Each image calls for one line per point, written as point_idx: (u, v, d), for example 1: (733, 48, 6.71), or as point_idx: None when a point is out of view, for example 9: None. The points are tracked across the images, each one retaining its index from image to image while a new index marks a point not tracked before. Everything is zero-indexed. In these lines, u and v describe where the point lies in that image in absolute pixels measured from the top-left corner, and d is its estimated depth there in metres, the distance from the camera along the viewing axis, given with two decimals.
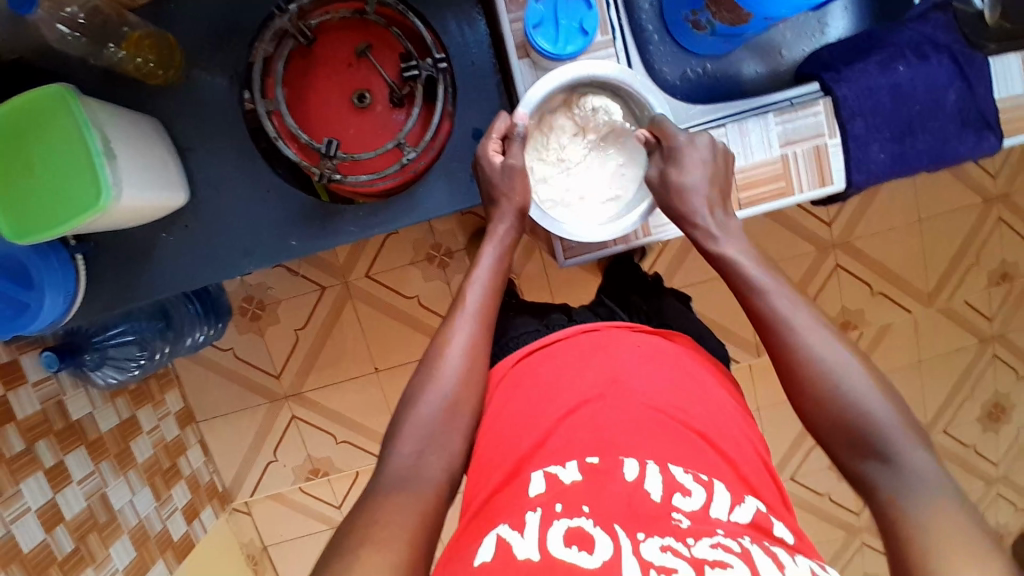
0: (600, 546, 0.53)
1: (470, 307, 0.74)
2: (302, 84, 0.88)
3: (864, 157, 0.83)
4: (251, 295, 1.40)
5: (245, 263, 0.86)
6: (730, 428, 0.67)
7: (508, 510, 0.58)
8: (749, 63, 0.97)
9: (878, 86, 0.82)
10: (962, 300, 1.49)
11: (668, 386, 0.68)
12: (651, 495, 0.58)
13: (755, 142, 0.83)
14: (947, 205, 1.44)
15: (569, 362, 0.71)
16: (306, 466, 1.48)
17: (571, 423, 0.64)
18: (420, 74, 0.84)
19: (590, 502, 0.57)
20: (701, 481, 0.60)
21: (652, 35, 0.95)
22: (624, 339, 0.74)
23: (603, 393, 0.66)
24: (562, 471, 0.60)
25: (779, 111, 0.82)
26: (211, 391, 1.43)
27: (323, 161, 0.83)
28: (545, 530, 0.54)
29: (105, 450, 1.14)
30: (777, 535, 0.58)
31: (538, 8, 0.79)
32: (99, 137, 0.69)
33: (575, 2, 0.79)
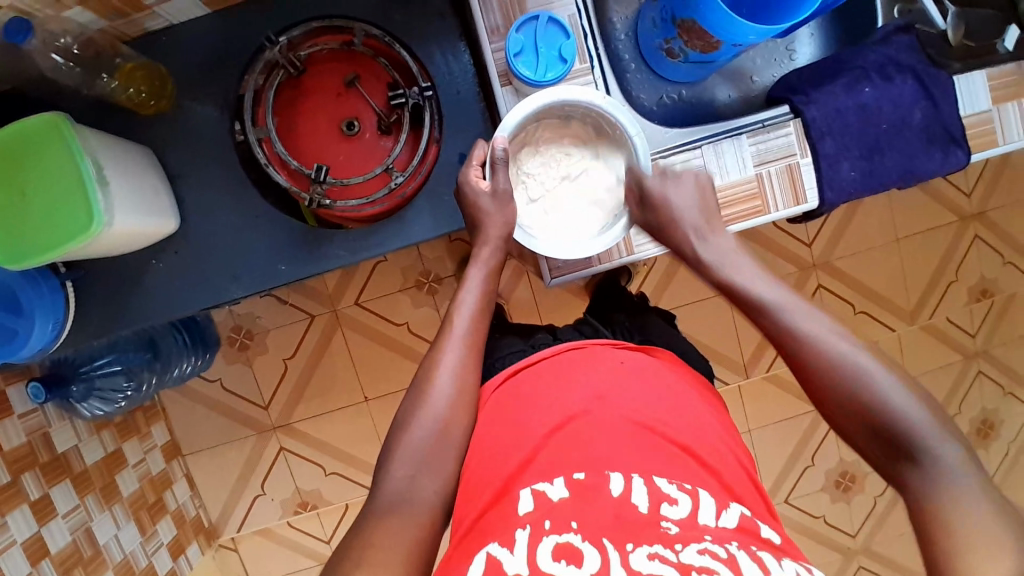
0: (588, 561, 0.54)
1: (458, 331, 0.75)
2: (292, 114, 0.89)
3: (835, 175, 0.85)
4: (239, 325, 1.40)
5: (235, 288, 0.86)
6: (713, 439, 0.68)
7: (496, 529, 0.59)
8: (722, 88, 1.00)
9: (846, 106, 0.85)
10: (944, 316, 1.52)
11: (650, 401, 0.68)
12: (638, 506, 0.58)
13: (731, 162, 0.85)
14: (924, 224, 1.48)
15: (555, 378, 0.72)
16: (295, 499, 1.46)
17: (551, 437, 0.65)
18: (407, 102, 0.87)
19: (577, 518, 0.57)
20: (685, 489, 0.60)
21: (629, 64, 0.99)
22: (607, 356, 0.75)
23: (588, 408, 0.67)
24: (549, 488, 0.60)
25: (753, 132, 0.85)
26: (198, 424, 1.42)
27: (314, 187, 0.85)
28: (533, 551, 0.55)
29: (90, 484, 1.13)
30: (763, 536, 0.59)
31: (518, 36, 0.81)
32: (91, 163, 0.70)
33: (555, 30, 0.82)
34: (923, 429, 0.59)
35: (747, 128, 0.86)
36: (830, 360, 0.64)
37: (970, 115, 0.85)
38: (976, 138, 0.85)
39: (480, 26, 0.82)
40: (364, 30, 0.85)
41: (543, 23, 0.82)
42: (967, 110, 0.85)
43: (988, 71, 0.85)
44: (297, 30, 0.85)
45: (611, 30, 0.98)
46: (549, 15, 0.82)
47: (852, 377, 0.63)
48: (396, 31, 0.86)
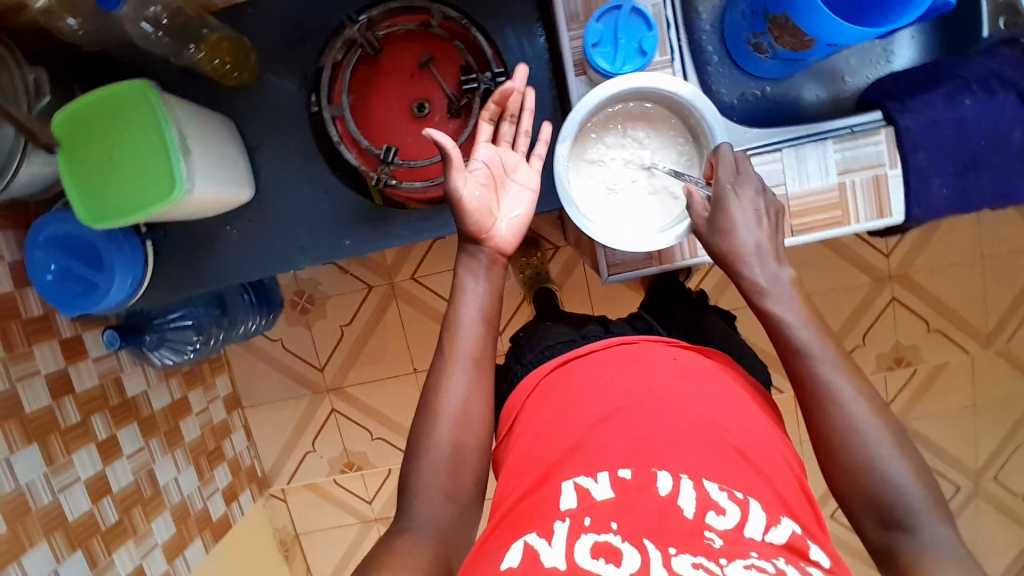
0: (628, 560, 0.53)
1: (464, 351, 0.69)
2: (366, 92, 0.88)
3: (924, 190, 0.80)
4: (302, 289, 1.45)
5: (299, 259, 0.89)
6: (767, 445, 0.66)
7: (535, 520, 0.59)
8: (810, 87, 0.93)
9: (943, 118, 0.78)
10: (1022, 343, 1.43)
11: (703, 402, 0.67)
12: (684, 510, 0.58)
13: (812, 168, 0.81)
14: (1014, 245, 1.39)
15: (608, 372, 0.71)
16: (342, 459, 1.51)
17: (599, 430, 0.65)
18: (478, 87, 0.83)
19: (617, 518, 0.57)
20: (736, 499, 0.59)
21: (711, 57, 0.92)
22: (660, 354, 0.74)
23: (638, 407, 0.66)
24: (594, 485, 0.60)
25: (839, 138, 0.80)
26: (257, 379, 1.48)
27: (381, 167, 0.84)
28: (572, 540, 0.55)
29: (155, 427, 1.21)
30: (812, 558, 0.57)
31: (599, 25, 0.79)
32: (178, 132, 0.73)
33: (637, 23, 0.79)
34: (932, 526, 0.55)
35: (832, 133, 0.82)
36: (850, 428, 0.60)
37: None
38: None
39: (558, 12, 0.79)
40: (441, 11, 0.83)
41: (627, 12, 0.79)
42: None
43: None
44: (376, 9, 0.83)
45: (696, 20, 0.92)
46: (632, 6, 0.79)
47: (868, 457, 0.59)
48: (474, 13, 0.84)
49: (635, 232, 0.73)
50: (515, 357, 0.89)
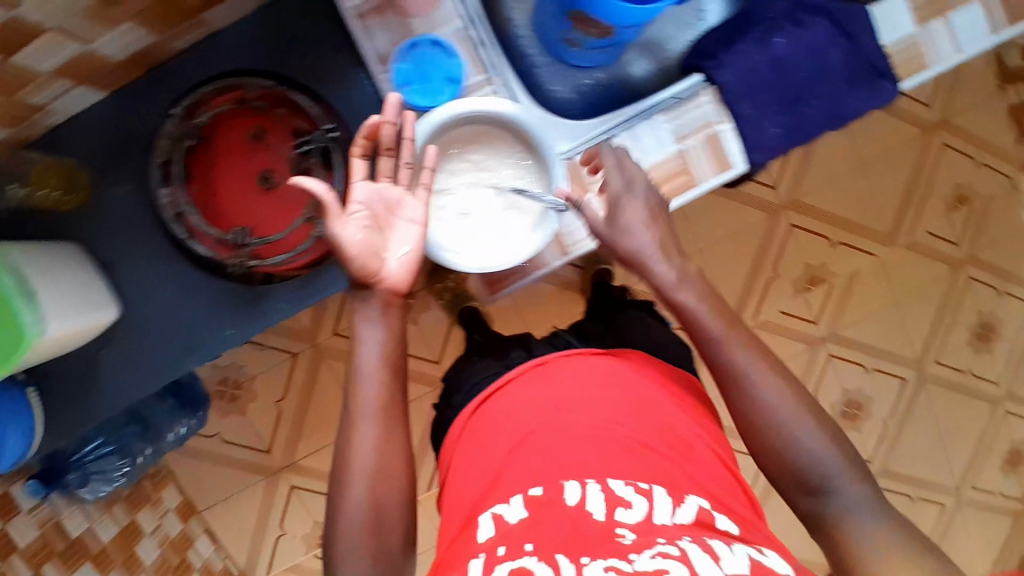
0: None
1: (367, 406, 0.64)
2: (206, 179, 0.83)
3: (760, 135, 0.79)
4: (225, 377, 1.41)
5: (187, 362, 0.86)
6: (670, 428, 0.71)
7: (459, 560, 0.62)
8: (637, 62, 0.90)
9: (757, 64, 0.79)
10: (926, 231, 1.50)
11: (607, 404, 0.72)
12: (594, 515, 0.61)
13: (649, 143, 0.79)
14: (890, 142, 1.45)
15: (521, 398, 0.74)
16: (316, 532, 1.48)
17: (511, 458, 0.69)
18: (313, 147, 0.80)
19: (532, 539, 0.59)
20: (641, 490, 0.64)
21: (536, 59, 0.87)
22: (565, 363, 0.77)
23: (548, 425, 0.70)
24: (507, 510, 0.64)
25: (666, 110, 0.79)
26: (207, 480, 1.44)
27: (236, 251, 0.81)
28: (489, 571, 0.57)
29: (110, 561, 1.14)
30: (720, 528, 0.63)
31: (404, 66, 0.78)
32: (12, 277, 0.69)
33: (439, 54, 0.79)
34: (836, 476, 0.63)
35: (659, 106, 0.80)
36: (761, 406, 0.65)
37: (893, 42, 0.83)
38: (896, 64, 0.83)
39: (366, 56, 0.78)
40: (255, 83, 0.80)
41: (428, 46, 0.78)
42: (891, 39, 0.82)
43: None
44: (190, 94, 0.79)
45: (509, 25, 0.87)
46: (431, 39, 0.78)
47: (772, 424, 0.64)
48: (291, 71, 0.82)
49: (495, 251, 0.73)
50: (446, 401, 0.88)
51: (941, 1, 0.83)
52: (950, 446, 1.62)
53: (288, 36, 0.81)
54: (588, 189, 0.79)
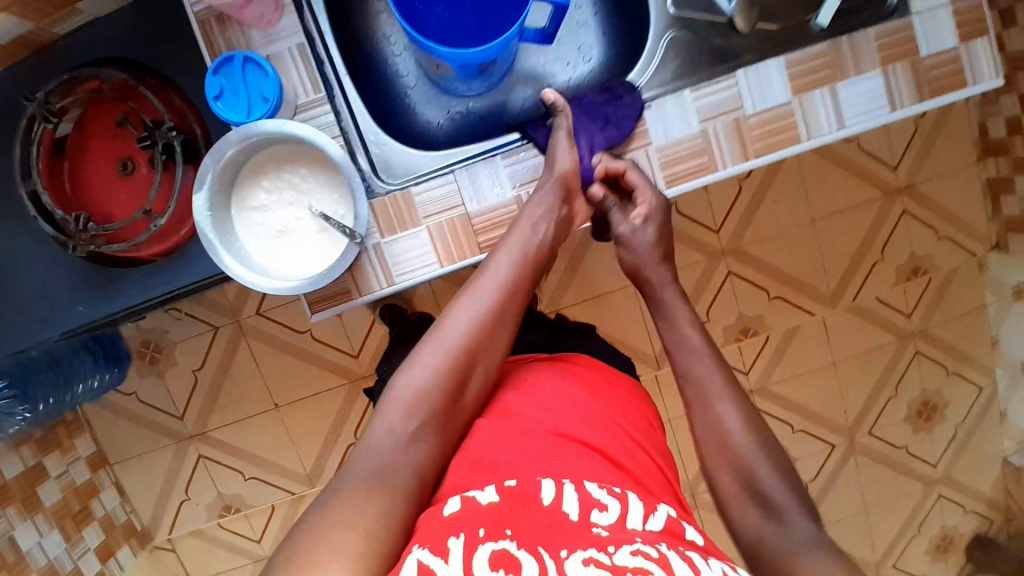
0: (526, 568, 0.54)
1: (441, 345, 0.69)
2: (70, 161, 0.86)
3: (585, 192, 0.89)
4: (147, 339, 1.45)
5: (42, 330, 0.89)
6: (625, 443, 0.74)
7: (426, 529, 0.57)
8: (519, 91, 0.96)
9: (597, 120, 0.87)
10: (872, 296, 1.45)
11: (571, 412, 0.75)
12: (569, 514, 0.61)
13: (486, 185, 0.82)
14: (845, 202, 1.40)
15: (498, 399, 0.76)
16: (219, 502, 1.52)
17: (485, 442, 0.68)
18: (155, 143, 0.82)
19: (510, 525, 0.58)
20: (614, 494, 0.65)
21: (408, 81, 0.95)
22: (526, 377, 0.80)
23: (528, 423, 0.71)
24: (480, 493, 0.61)
25: (506, 154, 0.83)
26: (120, 435, 1.49)
27: (79, 235, 0.83)
28: (472, 552, 0.54)
29: (8, 497, 1.26)
30: (688, 537, 0.64)
31: (218, 79, 0.71)
32: None
33: (254, 70, 0.72)
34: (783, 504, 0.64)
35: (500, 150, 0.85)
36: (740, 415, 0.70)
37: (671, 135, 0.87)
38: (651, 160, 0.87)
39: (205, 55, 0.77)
40: (107, 74, 0.81)
41: (242, 62, 0.72)
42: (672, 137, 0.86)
43: (781, 58, 0.85)
44: (51, 83, 0.81)
45: (387, 46, 0.94)
46: (245, 53, 0.72)
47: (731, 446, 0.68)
48: (166, 66, 0.84)
49: (304, 273, 0.72)
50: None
51: (823, 76, 0.85)
52: (876, 521, 1.56)
53: (161, 32, 0.83)
54: (420, 222, 0.81)
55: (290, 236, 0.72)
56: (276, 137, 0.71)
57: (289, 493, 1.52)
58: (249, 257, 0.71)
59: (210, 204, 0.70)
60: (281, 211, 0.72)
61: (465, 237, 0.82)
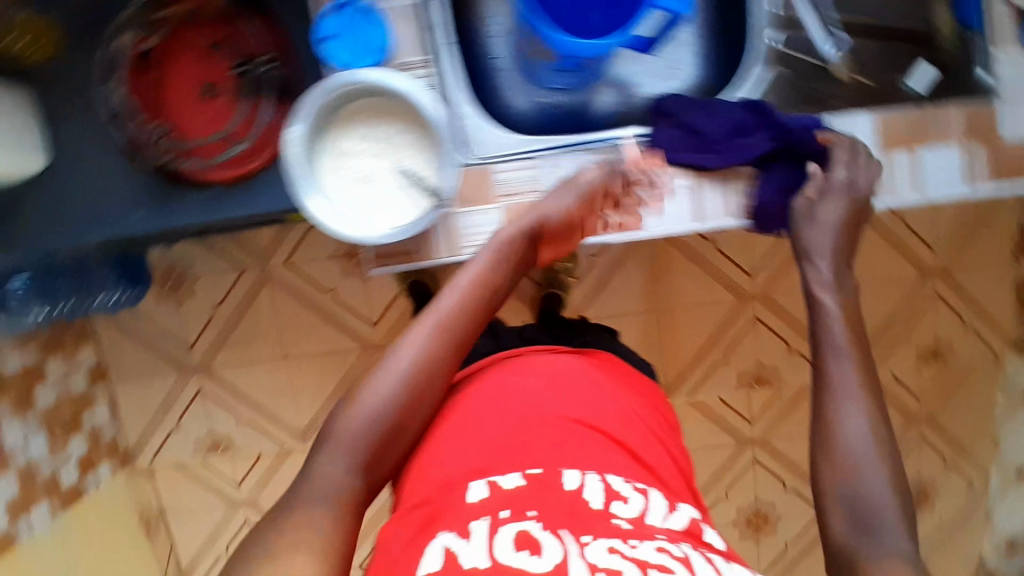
0: (548, 550, 0.66)
1: (429, 321, 0.78)
2: (152, 71, 0.87)
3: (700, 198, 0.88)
4: (172, 266, 1.45)
5: (92, 231, 0.90)
6: (639, 438, 0.85)
7: (451, 518, 0.72)
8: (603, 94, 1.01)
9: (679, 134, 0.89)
10: (888, 372, 1.46)
11: (586, 410, 0.85)
12: (590, 502, 0.73)
13: (565, 176, 0.88)
14: (881, 274, 1.41)
15: (514, 398, 0.86)
16: (208, 439, 1.53)
17: (488, 413, 0.84)
18: (251, 71, 0.87)
19: (534, 508, 0.72)
20: (632, 489, 0.76)
21: (503, 65, 0.99)
22: (549, 370, 0.91)
23: (545, 420, 0.83)
24: (505, 479, 0.75)
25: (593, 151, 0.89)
26: (125, 354, 1.49)
27: (159, 144, 0.86)
28: (496, 529, 0.68)
29: (4, 392, 1.26)
30: (705, 539, 0.75)
31: (331, 20, 0.77)
32: None
33: (366, 20, 0.78)
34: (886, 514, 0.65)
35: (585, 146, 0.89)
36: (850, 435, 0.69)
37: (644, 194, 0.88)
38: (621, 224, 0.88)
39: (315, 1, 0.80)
40: None
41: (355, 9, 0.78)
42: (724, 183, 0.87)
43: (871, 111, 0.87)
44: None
45: (487, 28, 0.98)
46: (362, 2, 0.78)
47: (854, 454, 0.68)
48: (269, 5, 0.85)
49: (380, 223, 0.74)
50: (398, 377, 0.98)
51: (912, 136, 0.86)
52: None
53: None
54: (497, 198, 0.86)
55: (374, 187, 0.75)
56: (374, 90, 0.74)
57: (279, 444, 1.52)
58: (328, 198, 0.73)
59: (302, 140, 0.72)
60: (367, 161, 0.75)
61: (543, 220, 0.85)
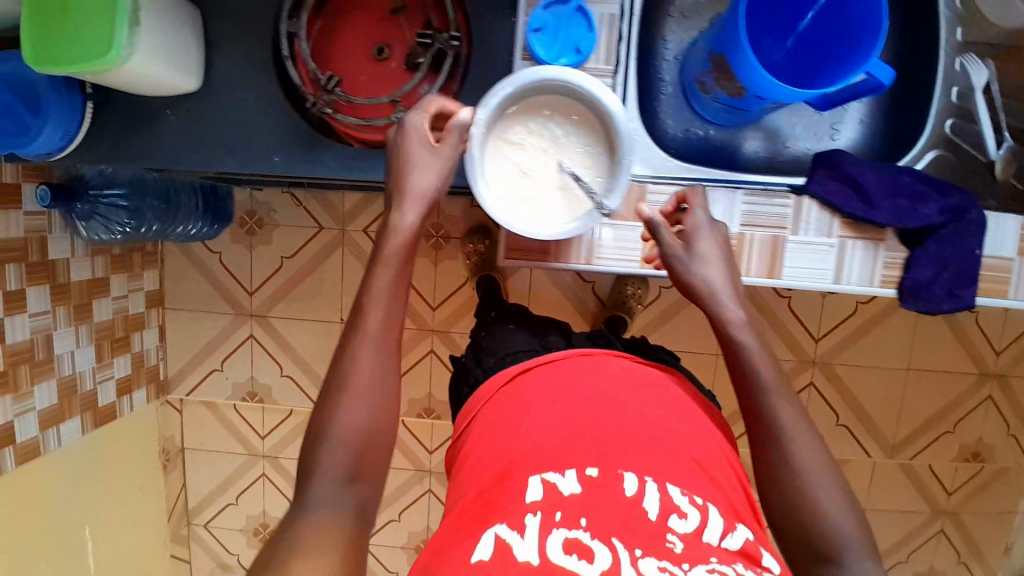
0: (598, 557, 0.59)
1: (361, 357, 0.66)
2: (334, 23, 0.87)
3: (845, 267, 0.79)
4: (253, 211, 1.45)
5: (227, 160, 0.90)
6: (708, 448, 0.72)
7: (504, 511, 0.64)
8: (753, 141, 0.89)
9: (847, 191, 0.78)
10: (926, 463, 1.46)
11: (651, 413, 0.73)
12: (648, 512, 0.63)
13: (717, 213, 0.78)
14: (940, 365, 1.42)
15: (560, 393, 0.76)
16: (246, 386, 1.52)
17: (527, 413, 0.74)
18: (431, 44, 0.83)
19: (586, 515, 0.62)
20: (695, 504, 0.65)
21: (666, 87, 0.88)
22: (616, 368, 0.80)
23: (594, 419, 0.71)
24: (560, 481, 0.65)
25: (751, 191, 0.78)
26: (185, 285, 1.49)
27: (321, 93, 0.83)
28: (543, 533, 0.60)
29: (66, 297, 1.25)
30: (765, 564, 0.62)
31: (544, 14, 0.77)
32: (132, 6, 0.75)
33: (578, 21, 0.78)
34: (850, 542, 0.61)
35: (747, 185, 0.79)
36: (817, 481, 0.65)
37: (754, 239, 0.78)
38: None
39: None
40: None
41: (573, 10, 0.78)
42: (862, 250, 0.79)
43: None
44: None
45: (660, 46, 0.88)
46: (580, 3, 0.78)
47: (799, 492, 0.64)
48: None
49: (538, 219, 0.76)
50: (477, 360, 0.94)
51: None
52: None
53: None
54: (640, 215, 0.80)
55: (538, 181, 0.75)
56: (560, 87, 0.75)
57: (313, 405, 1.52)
58: (494, 184, 0.75)
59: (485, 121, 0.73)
60: (535, 154, 0.76)
61: None
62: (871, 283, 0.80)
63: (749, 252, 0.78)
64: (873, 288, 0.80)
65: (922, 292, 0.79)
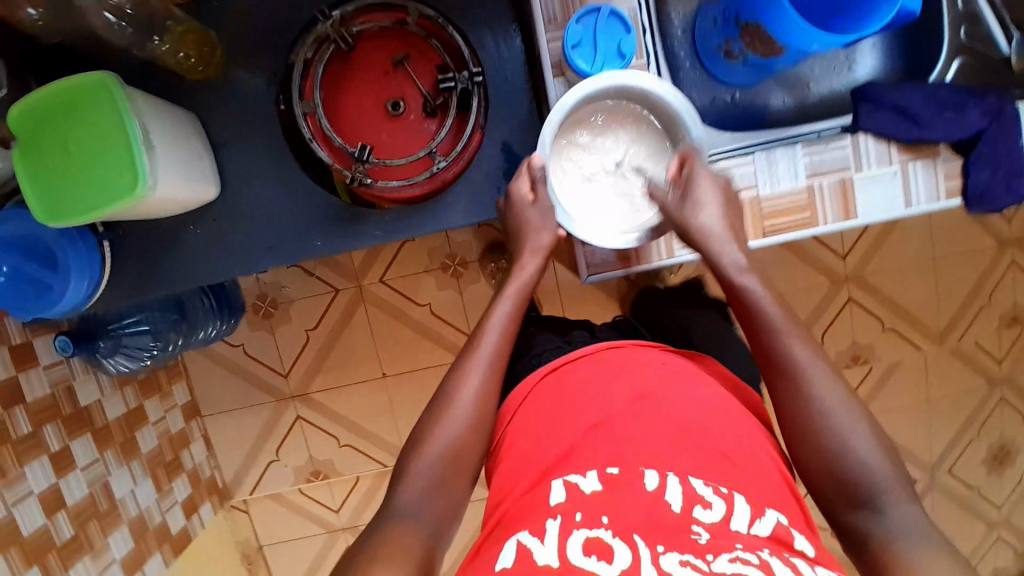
0: (620, 556, 0.51)
1: (484, 353, 0.69)
2: (340, 89, 0.86)
3: (909, 189, 0.82)
4: (264, 293, 1.41)
5: (268, 258, 0.87)
6: (749, 431, 0.63)
7: (524, 518, 0.56)
8: (776, 94, 0.95)
9: (892, 117, 0.82)
10: (972, 340, 1.51)
11: (695, 396, 0.65)
12: (671, 505, 0.55)
13: (782, 171, 0.82)
14: (960, 246, 1.46)
15: (588, 383, 0.68)
16: (307, 468, 1.48)
17: (553, 409, 0.67)
18: (455, 86, 0.84)
19: (609, 513, 0.54)
20: (722, 492, 0.56)
21: (683, 61, 0.94)
22: (649, 358, 0.71)
23: (626, 409, 0.63)
24: (583, 480, 0.57)
25: (808, 142, 0.82)
26: (217, 387, 1.44)
27: (355, 164, 0.82)
28: (561, 534, 0.53)
29: (110, 438, 1.18)
30: (797, 548, 0.54)
31: (578, 27, 0.78)
32: (141, 127, 0.70)
33: (615, 26, 0.79)
34: (884, 484, 0.58)
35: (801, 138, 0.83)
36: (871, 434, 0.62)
37: (823, 187, 0.82)
38: (796, 222, 0.82)
39: (536, 14, 0.79)
40: (417, 10, 0.82)
41: (605, 15, 0.79)
42: (924, 169, 0.82)
43: None
44: (350, 5, 0.82)
45: (668, 25, 0.93)
46: (611, 8, 0.79)
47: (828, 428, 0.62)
48: (451, 13, 0.83)
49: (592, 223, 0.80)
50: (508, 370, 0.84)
51: None
52: None
53: None
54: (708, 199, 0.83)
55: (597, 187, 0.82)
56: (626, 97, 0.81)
57: (379, 466, 1.48)
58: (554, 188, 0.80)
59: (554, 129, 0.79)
60: (596, 162, 0.82)
61: (752, 220, 0.82)
62: (941, 198, 0.83)
63: (821, 201, 0.82)
64: (942, 201, 0.83)
65: (986, 193, 0.82)
